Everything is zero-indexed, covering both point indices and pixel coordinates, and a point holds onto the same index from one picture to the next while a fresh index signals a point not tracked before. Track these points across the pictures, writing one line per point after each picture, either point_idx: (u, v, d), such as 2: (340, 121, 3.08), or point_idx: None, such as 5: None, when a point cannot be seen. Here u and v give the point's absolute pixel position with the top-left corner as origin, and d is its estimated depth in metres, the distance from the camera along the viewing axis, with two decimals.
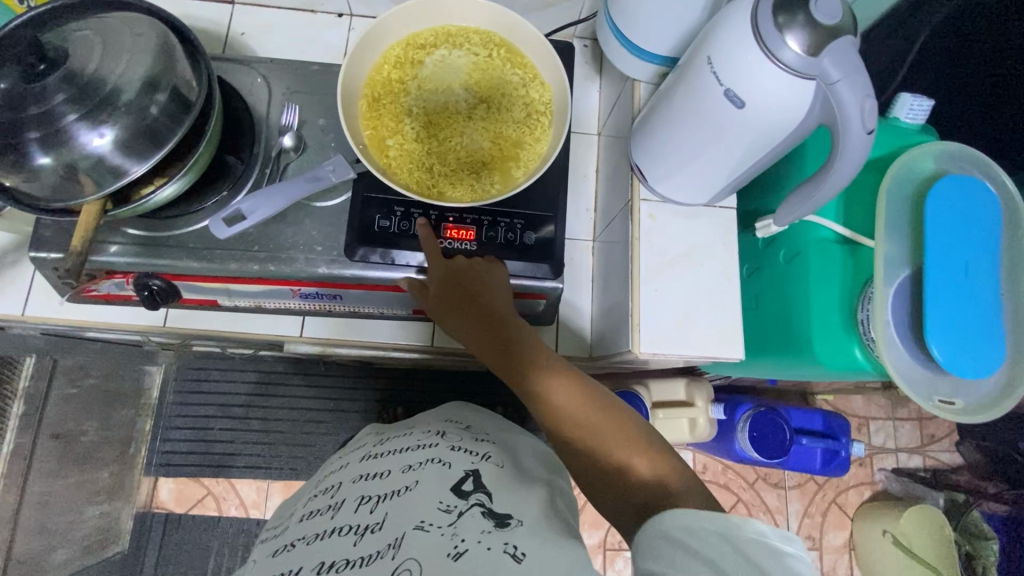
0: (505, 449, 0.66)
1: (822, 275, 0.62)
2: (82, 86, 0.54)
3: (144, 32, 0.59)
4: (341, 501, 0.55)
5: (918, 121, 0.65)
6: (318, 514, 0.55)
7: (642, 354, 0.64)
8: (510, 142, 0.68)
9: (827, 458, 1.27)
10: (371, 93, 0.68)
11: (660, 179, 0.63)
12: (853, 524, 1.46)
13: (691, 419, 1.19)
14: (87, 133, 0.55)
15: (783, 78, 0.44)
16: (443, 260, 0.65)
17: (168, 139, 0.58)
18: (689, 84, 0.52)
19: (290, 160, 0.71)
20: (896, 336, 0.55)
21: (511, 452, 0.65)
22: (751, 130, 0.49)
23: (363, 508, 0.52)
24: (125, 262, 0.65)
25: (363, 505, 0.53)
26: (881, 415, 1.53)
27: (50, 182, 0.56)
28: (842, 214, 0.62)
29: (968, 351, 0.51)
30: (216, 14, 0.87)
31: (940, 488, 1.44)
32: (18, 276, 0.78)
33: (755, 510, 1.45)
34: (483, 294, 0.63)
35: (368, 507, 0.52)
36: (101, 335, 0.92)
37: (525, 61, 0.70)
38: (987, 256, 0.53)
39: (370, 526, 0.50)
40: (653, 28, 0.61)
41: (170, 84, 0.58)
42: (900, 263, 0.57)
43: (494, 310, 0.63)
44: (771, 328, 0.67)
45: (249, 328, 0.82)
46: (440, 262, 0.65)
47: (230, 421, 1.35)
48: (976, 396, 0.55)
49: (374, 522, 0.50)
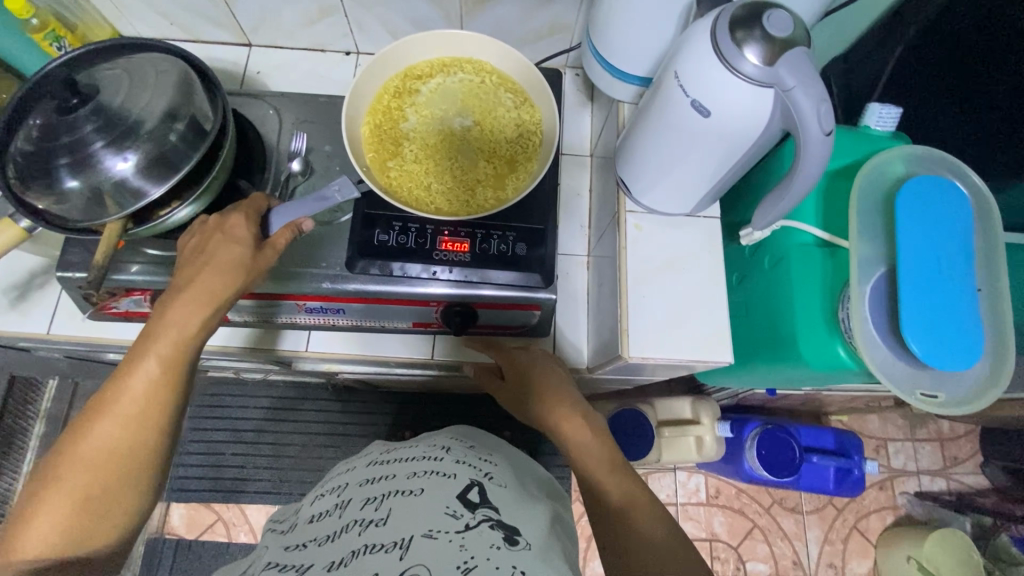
0: (509, 469, 0.67)
1: (804, 278, 0.63)
2: (109, 117, 0.60)
3: (167, 68, 0.65)
4: (347, 500, 0.57)
5: (889, 129, 0.67)
6: (327, 513, 0.57)
7: (631, 358, 0.65)
8: (505, 161, 0.72)
9: (840, 478, 1.24)
10: (373, 121, 0.72)
11: (643, 192, 0.66)
12: (877, 552, 1.41)
13: (697, 437, 1.17)
14: (112, 158, 0.60)
15: (740, 86, 0.48)
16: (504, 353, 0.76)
17: (184, 163, 0.63)
18: (660, 97, 0.55)
19: (298, 183, 0.76)
20: (875, 331, 0.56)
21: (514, 472, 0.66)
22: (719, 137, 0.53)
23: (369, 507, 0.54)
24: (143, 279, 0.70)
25: (369, 504, 0.55)
26: (899, 436, 1.50)
27: (77, 204, 0.61)
28: (821, 217, 0.64)
29: (945, 344, 0.52)
30: (235, 57, 0.95)
31: (966, 512, 1.40)
32: (47, 296, 0.83)
33: (773, 536, 1.41)
34: (535, 375, 0.72)
35: (373, 505, 0.54)
36: (120, 355, 0.96)
37: (516, 87, 0.75)
38: (960, 254, 0.55)
39: (375, 520, 0.52)
40: (629, 51, 0.66)
41: (188, 115, 0.64)
42: (876, 261, 0.58)
43: (552, 392, 0.69)
44: (759, 332, 0.68)
45: (258, 344, 0.85)
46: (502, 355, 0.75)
47: (241, 446, 1.39)
48: (959, 389, 0.55)
49: (379, 517, 0.52)
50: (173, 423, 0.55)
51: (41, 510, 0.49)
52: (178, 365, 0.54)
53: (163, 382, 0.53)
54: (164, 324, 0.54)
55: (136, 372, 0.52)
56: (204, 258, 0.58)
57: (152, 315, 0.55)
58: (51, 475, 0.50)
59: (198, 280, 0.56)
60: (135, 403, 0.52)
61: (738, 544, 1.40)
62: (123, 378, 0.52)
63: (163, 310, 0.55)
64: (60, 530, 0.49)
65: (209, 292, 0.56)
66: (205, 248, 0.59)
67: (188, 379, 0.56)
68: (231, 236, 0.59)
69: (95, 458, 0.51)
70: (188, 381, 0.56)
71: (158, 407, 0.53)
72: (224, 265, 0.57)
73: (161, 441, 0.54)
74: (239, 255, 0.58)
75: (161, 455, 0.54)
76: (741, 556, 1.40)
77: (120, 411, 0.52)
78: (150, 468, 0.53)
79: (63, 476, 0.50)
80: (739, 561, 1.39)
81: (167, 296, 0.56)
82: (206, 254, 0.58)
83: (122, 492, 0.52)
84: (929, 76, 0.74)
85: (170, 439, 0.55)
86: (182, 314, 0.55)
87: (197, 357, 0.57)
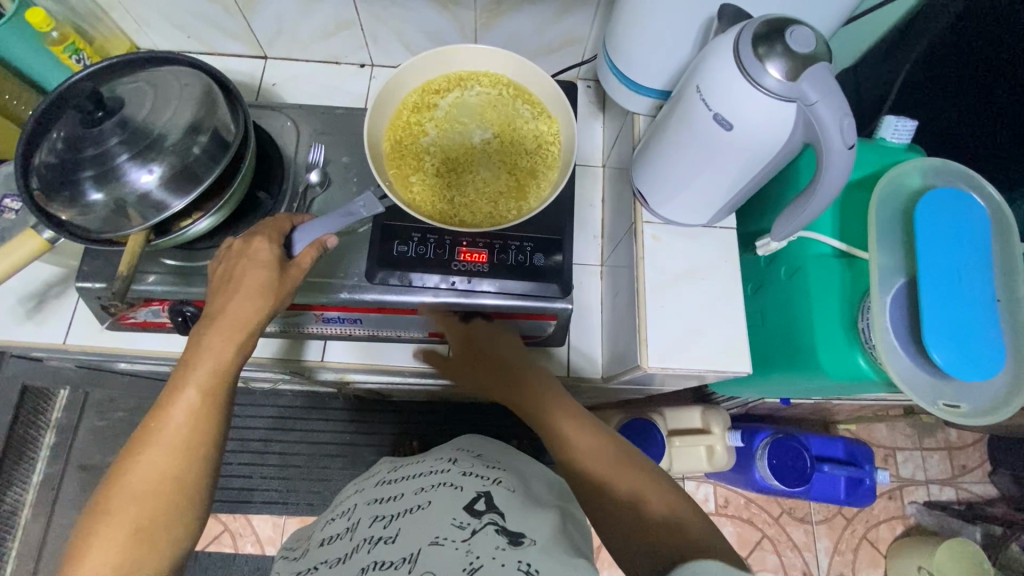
0: (521, 473, 0.66)
1: (822, 289, 0.64)
2: (134, 131, 0.61)
3: (190, 82, 0.66)
4: (357, 521, 0.57)
5: (904, 141, 0.68)
6: (336, 538, 0.57)
7: (651, 369, 0.66)
8: (524, 173, 0.72)
9: (851, 487, 1.23)
10: (393, 136, 0.73)
11: (661, 203, 0.67)
12: (887, 562, 1.40)
13: (708, 446, 1.18)
14: (137, 170, 0.61)
15: (763, 101, 0.48)
16: (459, 325, 0.77)
17: (206, 176, 0.63)
18: (681, 110, 0.56)
19: (315, 195, 0.77)
20: (896, 342, 0.57)
21: (522, 478, 0.65)
22: (741, 150, 0.53)
23: (377, 525, 0.55)
24: (161, 290, 0.71)
25: (377, 522, 0.55)
26: (908, 445, 1.50)
27: (100, 216, 0.62)
28: (838, 229, 0.65)
29: (967, 354, 0.53)
30: (251, 69, 0.96)
31: (976, 521, 1.39)
32: (64, 306, 0.84)
33: (782, 547, 1.41)
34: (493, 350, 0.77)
35: (382, 523, 0.55)
36: (133, 365, 0.97)
37: (533, 99, 0.76)
38: (979, 264, 0.55)
39: (383, 538, 0.52)
40: (646, 65, 0.67)
41: (211, 127, 0.65)
42: (894, 272, 0.59)
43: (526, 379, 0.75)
44: (777, 342, 0.68)
45: (272, 354, 0.85)
46: (457, 326, 0.77)
47: (248, 456, 1.38)
48: (982, 399, 0.55)
49: (388, 535, 0.52)
50: (217, 449, 0.56)
51: (96, 544, 0.49)
52: (215, 394, 0.55)
53: (206, 407, 0.55)
54: (202, 354, 0.56)
55: (180, 400, 0.54)
56: (234, 284, 0.59)
57: (189, 344, 0.57)
58: (103, 508, 0.51)
59: (230, 308, 0.58)
60: (181, 430, 0.53)
61: (747, 554, 1.39)
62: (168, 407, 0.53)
63: (198, 338, 0.56)
64: (116, 565, 0.49)
65: (240, 320, 0.57)
66: (233, 274, 0.60)
67: (226, 403, 0.57)
68: (257, 260, 0.60)
69: (146, 489, 0.51)
70: (227, 407, 0.57)
71: (203, 433, 0.54)
72: (254, 290, 0.59)
73: (207, 466, 0.55)
74: (266, 278, 0.59)
75: (208, 480, 0.55)
76: (751, 566, 1.39)
77: (169, 439, 0.53)
78: (198, 495, 0.54)
79: (117, 509, 0.50)
80: None
81: (203, 326, 0.57)
82: (235, 280, 0.59)
83: (174, 519, 0.52)
84: (941, 88, 0.75)
85: (215, 465, 0.56)
86: (220, 341, 0.56)
87: (235, 381, 0.58)
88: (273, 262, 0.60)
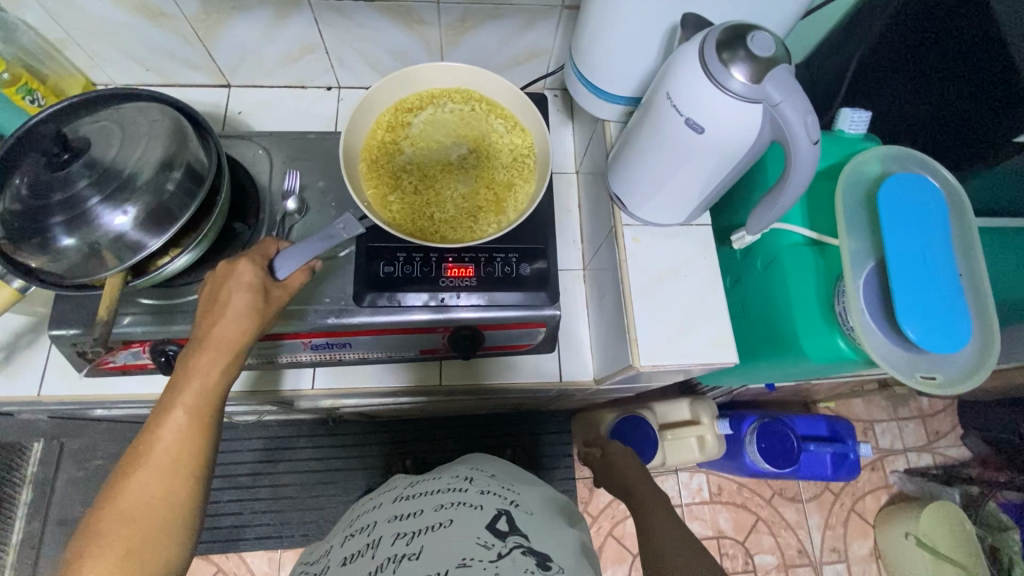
0: (535, 499, 0.66)
1: (798, 277, 0.66)
2: (103, 172, 0.60)
3: (158, 117, 0.65)
4: (378, 538, 0.56)
5: (861, 131, 0.72)
6: (358, 555, 0.55)
7: (643, 367, 0.67)
8: (503, 186, 0.73)
9: (837, 463, 1.28)
10: (369, 156, 0.73)
11: (638, 205, 0.68)
12: (876, 532, 1.45)
13: (698, 437, 1.21)
14: (110, 213, 0.59)
15: (731, 103, 0.51)
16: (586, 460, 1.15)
17: (182, 212, 0.62)
18: (653, 116, 0.58)
19: (294, 222, 0.76)
20: (872, 321, 0.59)
21: (540, 500, 0.66)
22: (713, 151, 0.55)
23: (399, 542, 0.54)
24: (140, 331, 0.69)
25: (399, 540, 0.54)
26: (884, 416, 1.56)
27: (72, 261, 0.60)
28: (807, 219, 0.68)
29: (938, 326, 0.56)
30: (215, 98, 0.94)
31: (954, 484, 1.46)
32: (35, 355, 0.80)
33: (777, 527, 1.44)
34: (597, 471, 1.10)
35: (404, 541, 0.54)
36: (111, 410, 0.93)
37: (506, 113, 0.77)
38: (942, 242, 0.59)
39: (407, 555, 0.51)
40: (614, 73, 0.69)
41: (184, 162, 0.63)
42: (865, 256, 0.62)
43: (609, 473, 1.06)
44: (760, 330, 0.71)
45: (262, 386, 0.83)
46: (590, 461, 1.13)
47: (237, 492, 1.34)
48: (954, 369, 0.59)
49: (412, 551, 0.51)
50: (207, 470, 0.53)
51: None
52: (204, 414, 0.54)
53: (195, 427, 0.53)
54: (189, 376, 0.54)
55: (168, 422, 0.52)
56: (219, 307, 0.58)
57: (176, 368, 0.55)
58: (90, 535, 0.48)
59: (217, 331, 0.57)
60: (169, 451, 0.51)
61: (744, 538, 1.43)
62: (155, 429, 0.52)
63: (185, 361, 0.55)
64: None
65: (227, 341, 0.57)
66: (218, 297, 0.59)
67: (215, 424, 0.55)
68: (242, 283, 0.59)
69: (134, 513, 0.49)
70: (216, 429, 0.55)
71: (192, 454, 0.52)
72: (241, 313, 0.58)
73: (197, 489, 0.52)
74: (254, 300, 0.59)
75: (198, 505, 0.52)
76: (749, 550, 1.42)
77: (156, 461, 0.51)
78: (189, 516, 0.51)
79: (106, 533, 0.48)
80: (747, 555, 1.41)
81: (190, 348, 0.56)
82: (221, 302, 0.58)
83: (164, 542, 0.50)
84: (890, 76, 0.79)
85: (205, 486, 0.54)
86: (206, 362, 0.55)
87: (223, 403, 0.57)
88: (257, 286, 0.60)
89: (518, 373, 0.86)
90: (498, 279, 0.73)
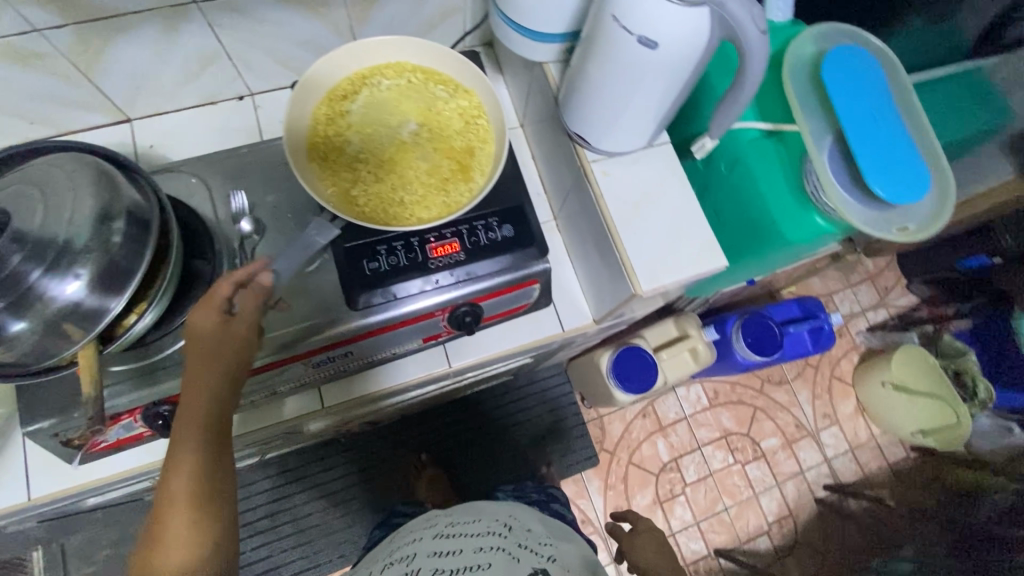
0: (569, 554, 0.72)
1: (765, 169, 0.69)
2: (34, 241, 0.53)
3: (75, 167, 0.58)
4: (417, 568, 0.62)
5: (788, 17, 0.74)
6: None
7: (645, 292, 0.69)
8: (463, 152, 0.71)
9: (815, 337, 1.38)
10: (317, 154, 0.69)
11: (601, 139, 0.68)
12: (856, 389, 1.59)
13: (691, 349, 1.27)
14: (59, 283, 0.53)
15: (679, 11, 0.51)
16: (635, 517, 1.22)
17: (138, 263, 0.57)
18: (603, 43, 0.57)
19: (255, 244, 0.71)
20: (844, 190, 0.63)
21: (574, 559, 0.71)
22: (668, 65, 0.56)
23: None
24: (126, 400, 0.65)
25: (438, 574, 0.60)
26: (840, 286, 1.68)
27: (30, 345, 0.54)
28: (760, 112, 0.71)
29: (904, 180, 0.60)
30: (118, 137, 0.86)
31: (911, 328, 1.61)
32: (10, 461, 0.73)
33: (774, 411, 1.56)
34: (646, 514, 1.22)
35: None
36: (110, 494, 0.87)
37: (444, 77, 0.74)
38: (888, 104, 0.63)
39: None
40: (546, 11, 0.67)
41: (123, 210, 0.58)
42: (823, 132, 0.65)
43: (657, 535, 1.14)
44: (739, 228, 0.74)
45: (266, 422, 0.80)
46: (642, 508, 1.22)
47: (259, 537, 1.30)
48: (921, 217, 0.64)
49: None
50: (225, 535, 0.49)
51: None
52: (210, 480, 0.49)
53: (201, 500, 0.48)
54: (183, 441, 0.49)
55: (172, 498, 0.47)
56: (195, 352, 0.52)
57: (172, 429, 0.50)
58: None
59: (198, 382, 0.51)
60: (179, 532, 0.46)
61: (748, 430, 1.53)
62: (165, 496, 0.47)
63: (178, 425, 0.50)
64: None
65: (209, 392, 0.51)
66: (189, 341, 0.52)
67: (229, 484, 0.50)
68: (212, 318, 0.53)
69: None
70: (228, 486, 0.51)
71: (208, 525, 0.47)
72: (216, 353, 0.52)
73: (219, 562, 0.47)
74: (236, 341, 0.53)
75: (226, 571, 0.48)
76: (755, 439, 1.53)
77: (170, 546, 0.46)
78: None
79: None
80: (755, 444, 1.52)
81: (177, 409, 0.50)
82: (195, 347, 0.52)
83: None
84: None
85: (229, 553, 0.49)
86: (196, 414, 0.50)
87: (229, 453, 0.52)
88: (223, 322, 0.53)
89: (519, 334, 0.86)
90: (483, 248, 0.71)
